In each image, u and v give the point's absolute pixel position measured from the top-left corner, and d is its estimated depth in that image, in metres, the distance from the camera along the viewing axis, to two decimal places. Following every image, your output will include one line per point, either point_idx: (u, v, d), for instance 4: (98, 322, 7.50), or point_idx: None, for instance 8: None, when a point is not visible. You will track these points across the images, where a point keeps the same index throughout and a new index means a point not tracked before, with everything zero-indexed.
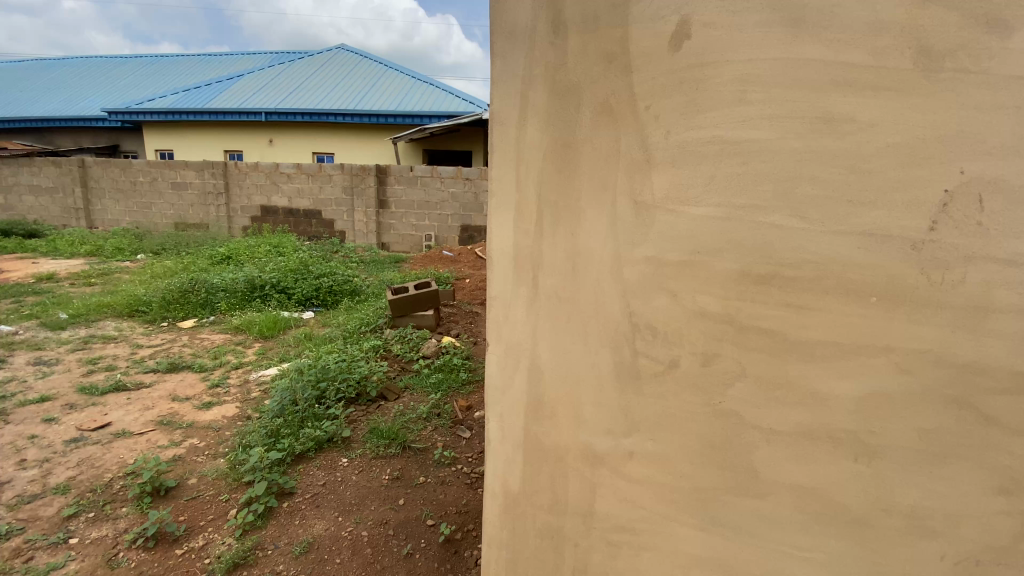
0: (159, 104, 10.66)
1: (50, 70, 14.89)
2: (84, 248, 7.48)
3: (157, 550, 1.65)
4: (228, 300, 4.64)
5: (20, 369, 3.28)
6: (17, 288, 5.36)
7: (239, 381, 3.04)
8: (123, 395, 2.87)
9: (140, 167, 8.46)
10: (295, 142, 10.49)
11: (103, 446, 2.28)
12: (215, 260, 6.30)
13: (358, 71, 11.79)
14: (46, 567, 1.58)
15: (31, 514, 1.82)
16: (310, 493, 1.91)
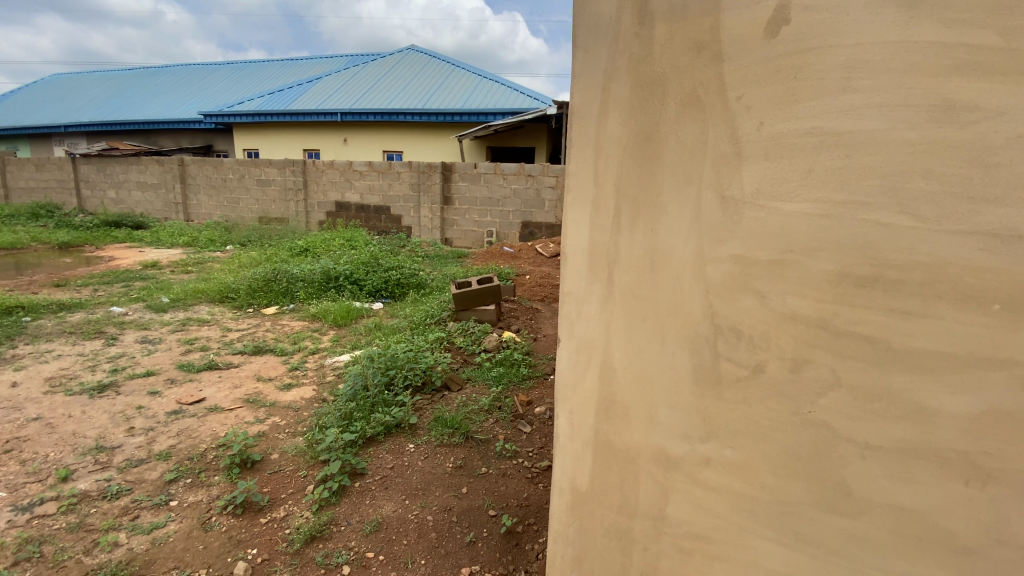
0: (249, 106, 11.52)
1: (157, 77, 16.49)
2: (182, 239, 8.25)
3: (244, 517, 1.78)
4: (306, 289, 4.96)
5: (130, 346, 3.68)
6: (127, 274, 6.00)
7: (316, 366, 3.24)
8: (216, 373, 3.14)
9: (231, 165, 9.19)
10: (367, 140, 10.98)
11: (198, 419, 2.51)
12: (294, 252, 6.75)
13: (427, 70, 12.15)
14: (150, 525, 1.73)
15: (138, 477, 2.02)
16: (379, 475, 2.00)
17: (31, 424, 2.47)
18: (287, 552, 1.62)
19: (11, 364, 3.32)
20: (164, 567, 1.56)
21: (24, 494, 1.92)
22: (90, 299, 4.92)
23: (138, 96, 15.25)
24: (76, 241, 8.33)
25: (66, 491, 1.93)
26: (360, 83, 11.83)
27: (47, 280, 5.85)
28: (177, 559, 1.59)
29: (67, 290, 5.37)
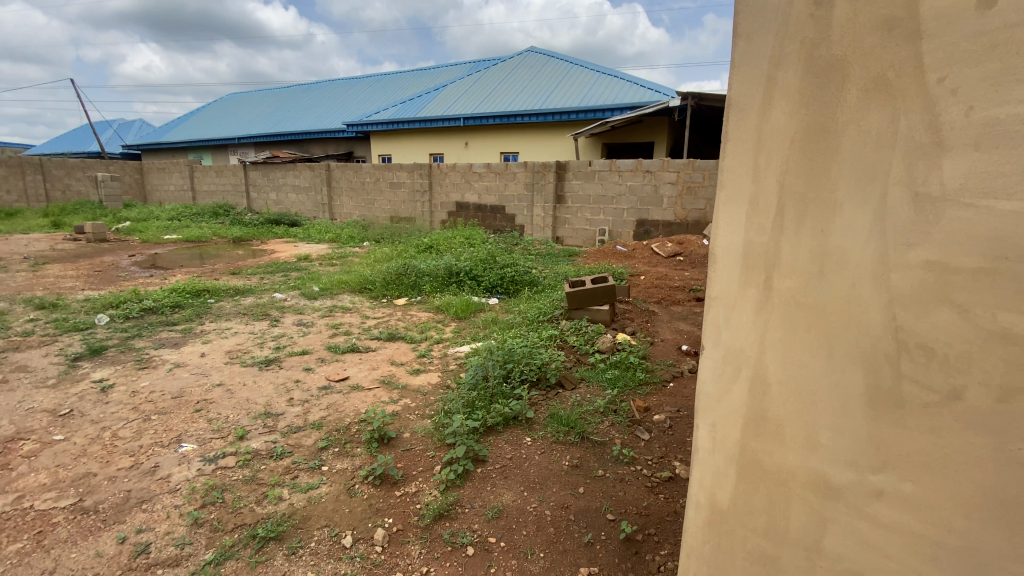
0: (384, 116, 12.64)
1: (311, 92, 18.76)
2: (327, 236, 9.33)
3: (382, 488, 1.96)
4: (431, 283, 5.32)
5: (289, 327, 4.26)
6: (286, 265, 6.95)
7: (440, 354, 3.47)
8: (356, 355, 3.51)
9: (368, 169, 10.16)
10: (486, 142, 11.45)
11: (343, 395, 2.83)
12: (420, 249, 7.27)
13: (547, 70, 12.28)
14: (308, 485, 1.98)
15: (297, 442, 2.32)
16: (499, 464, 2.08)
17: (216, 389, 2.97)
18: (418, 526, 1.76)
19: (203, 337, 4.02)
20: (318, 524, 1.77)
21: (212, 447, 2.30)
22: (257, 285, 5.79)
23: (296, 110, 17.50)
24: (246, 237, 9.83)
25: (242, 449, 2.27)
26: (482, 88, 12.34)
27: (225, 269, 6.98)
28: (328, 518, 1.79)
29: (240, 278, 6.36)
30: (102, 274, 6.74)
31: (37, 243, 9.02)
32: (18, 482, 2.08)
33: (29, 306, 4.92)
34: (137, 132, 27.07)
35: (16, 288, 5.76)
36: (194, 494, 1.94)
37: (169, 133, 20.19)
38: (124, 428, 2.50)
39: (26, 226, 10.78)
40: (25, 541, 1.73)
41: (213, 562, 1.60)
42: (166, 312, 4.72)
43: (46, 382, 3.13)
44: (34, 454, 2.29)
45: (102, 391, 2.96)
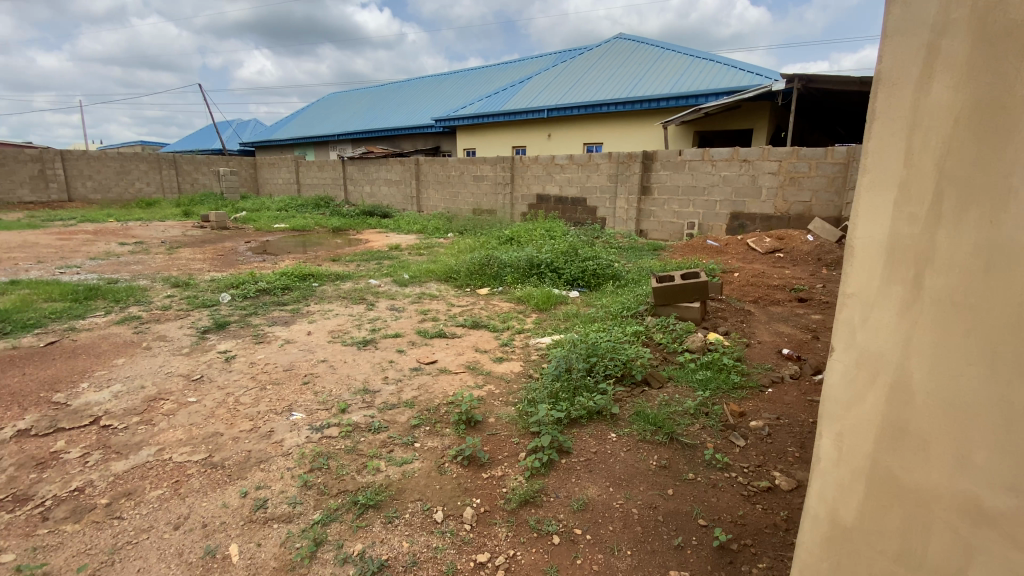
0: (471, 110, 12.95)
1: (405, 89, 19.65)
2: (415, 227, 9.78)
3: (470, 469, 2.03)
4: (513, 274, 5.38)
5: (382, 311, 4.53)
6: (377, 254, 7.37)
7: (522, 344, 3.51)
8: (443, 340, 3.65)
9: (454, 163, 10.47)
10: (571, 133, 11.33)
11: (432, 377, 2.96)
12: (502, 240, 7.38)
13: (637, 56, 11.85)
14: (401, 459, 2.10)
15: (391, 418, 2.47)
16: (584, 457, 2.07)
17: (320, 365, 3.23)
18: (505, 509, 1.79)
19: (308, 317, 4.40)
20: (411, 497, 1.87)
21: (318, 417, 2.51)
22: (354, 272, 6.21)
23: (391, 106, 18.43)
24: (344, 227, 10.57)
25: (344, 421, 2.45)
26: (569, 77, 12.20)
27: (324, 256, 7.57)
28: (421, 493, 1.89)
29: (339, 264, 6.86)
30: (223, 258, 7.59)
31: (172, 230, 10.34)
32: (161, 435, 2.40)
33: (167, 284, 5.66)
34: (254, 131, 29.95)
35: (155, 268, 6.64)
36: (303, 458, 2.13)
37: (280, 131, 22.14)
38: (244, 395, 2.81)
39: (165, 214, 12.39)
40: (166, 487, 2.00)
41: (320, 522, 1.74)
42: (276, 293, 5.21)
43: (182, 350, 3.58)
44: (173, 413, 2.63)
45: (226, 361, 3.34)
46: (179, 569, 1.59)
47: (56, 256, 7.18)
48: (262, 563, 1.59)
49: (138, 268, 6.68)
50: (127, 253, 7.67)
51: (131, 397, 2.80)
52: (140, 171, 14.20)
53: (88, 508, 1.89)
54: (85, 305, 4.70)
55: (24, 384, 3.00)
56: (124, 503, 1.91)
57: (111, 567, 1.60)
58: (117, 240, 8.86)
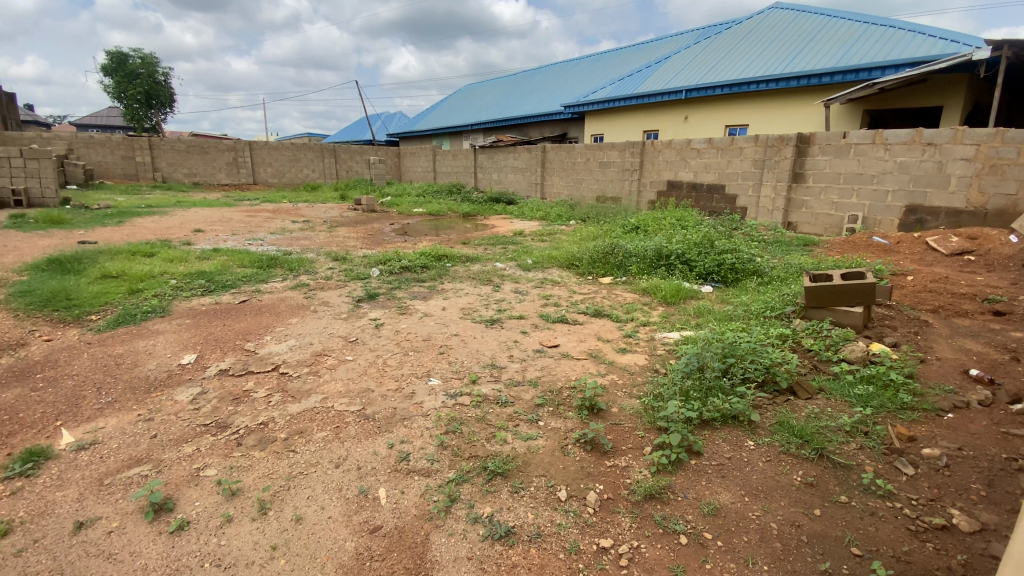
0: (603, 94, 12.68)
1: (537, 75, 19.84)
2: (539, 214, 9.94)
3: (593, 454, 2.03)
4: (639, 264, 5.21)
5: (507, 293, 4.70)
6: (503, 238, 7.65)
7: (647, 337, 3.40)
8: (565, 326, 3.68)
9: (580, 150, 10.40)
10: (711, 115, 10.52)
11: (555, 360, 3.01)
12: (628, 229, 7.18)
13: (795, 26, 10.57)
14: (526, 434, 2.18)
15: (516, 394, 2.56)
16: (717, 461, 1.96)
17: (453, 338, 3.47)
18: (629, 500, 1.77)
19: (440, 294, 4.73)
20: (536, 472, 1.93)
21: (452, 385, 2.71)
22: (482, 255, 6.52)
23: (523, 94, 18.78)
24: (473, 212, 11.12)
25: (474, 391, 2.61)
26: (713, 54, 11.29)
27: (455, 239, 8.06)
28: (545, 469, 1.95)
29: (468, 247, 7.25)
30: (370, 236, 8.48)
31: (331, 210, 11.80)
32: (325, 386, 2.79)
33: (326, 257, 6.50)
34: (399, 122, 32.70)
35: (317, 243, 7.66)
36: (439, 421, 2.32)
37: (422, 121, 23.83)
38: (390, 358, 3.13)
39: (325, 197, 14.17)
40: (328, 430, 2.32)
41: (455, 481, 1.89)
42: (415, 271, 5.68)
43: (340, 315, 4.10)
44: (333, 367, 3.04)
45: (374, 327, 3.75)
46: (338, 501, 1.84)
47: (245, 230, 8.64)
48: (404, 509, 1.77)
49: (304, 242, 7.74)
50: (296, 229, 8.95)
51: (302, 351, 3.29)
52: (307, 159, 16.38)
53: (271, 439, 2.27)
54: (266, 271, 5.59)
55: (224, 333, 3.68)
56: (297, 439, 2.26)
57: (287, 491, 1.91)
58: (289, 218, 10.37)
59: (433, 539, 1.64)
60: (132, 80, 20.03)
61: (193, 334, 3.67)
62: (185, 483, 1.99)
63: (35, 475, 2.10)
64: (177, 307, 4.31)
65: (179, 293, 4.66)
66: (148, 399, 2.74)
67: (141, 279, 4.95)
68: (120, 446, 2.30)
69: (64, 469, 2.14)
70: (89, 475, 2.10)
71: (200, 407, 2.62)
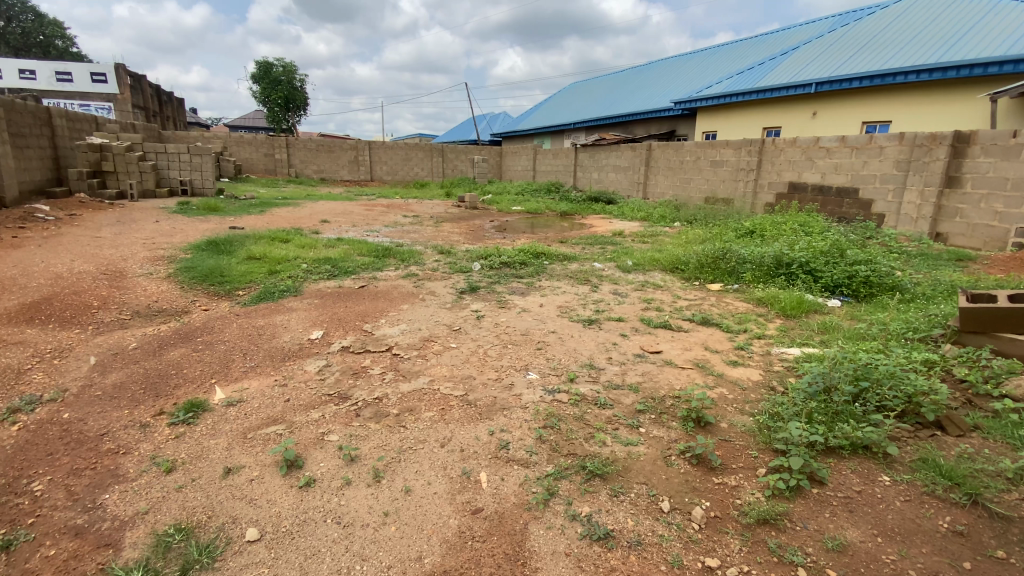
0: (718, 89, 11.93)
1: (646, 72, 19.16)
2: (641, 214, 9.64)
3: (699, 469, 1.93)
4: (754, 272, 4.84)
5: (607, 294, 4.61)
6: (603, 238, 7.52)
7: (761, 351, 3.15)
8: (669, 332, 3.53)
9: (690, 148, 9.91)
10: (844, 111, 9.45)
11: (658, 367, 2.90)
12: (741, 233, 6.70)
13: (959, 6, 9.11)
14: (627, 439, 2.13)
15: (617, 398, 2.51)
16: (844, 494, 1.76)
17: (551, 335, 3.47)
18: (739, 521, 1.66)
19: (540, 291, 4.77)
20: (637, 479, 1.88)
21: (550, 381, 2.72)
22: (581, 254, 6.47)
23: (630, 91, 18.25)
24: (572, 211, 11.07)
25: (573, 390, 2.59)
26: (850, 42, 10.11)
27: (554, 237, 8.09)
28: (646, 477, 1.89)
29: (568, 245, 7.23)
30: (472, 232, 8.78)
31: (437, 206, 12.42)
32: (432, 369, 2.95)
33: (433, 250, 6.85)
34: (504, 123, 33.43)
35: (425, 237, 8.11)
36: (538, 415, 2.34)
37: (526, 120, 24.14)
38: (490, 349, 3.23)
39: (433, 194, 14.94)
40: (434, 411, 2.45)
41: (553, 476, 1.90)
42: (514, 267, 5.78)
43: (445, 305, 4.30)
44: (439, 353, 3.20)
45: (476, 318, 3.88)
46: (443, 479, 1.94)
47: (363, 222, 9.40)
48: (505, 496, 1.82)
49: (414, 236, 8.24)
50: (406, 223, 9.54)
51: (412, 336, 3.51)
52: (419, 158, 17.43)
53: (384, 414, 2.45)
54: (381, 261, 6.03)
55: (345, 314, 4.04)
56: (407, 416, 2.42)
57: (397, 463, 2.06)
58: (401, 213, 11.10)
59: (532, 529, 1.66)
60: (275, 87, 22.69)
61: (320, 313, 4.07)
62: (312, 445, 2.22)
63: (194, 423, 2.47)
64: (306, 288, 4.81)
65: (308, 276, 5.20)
66: (282, 367, 3.10)
67: (278, 262, 5.60)
68: (260, 406, 2.62)
69: (216, 421, 2.50)
70: (235, 428, 2.42)
71: (325, 378, 2.90)
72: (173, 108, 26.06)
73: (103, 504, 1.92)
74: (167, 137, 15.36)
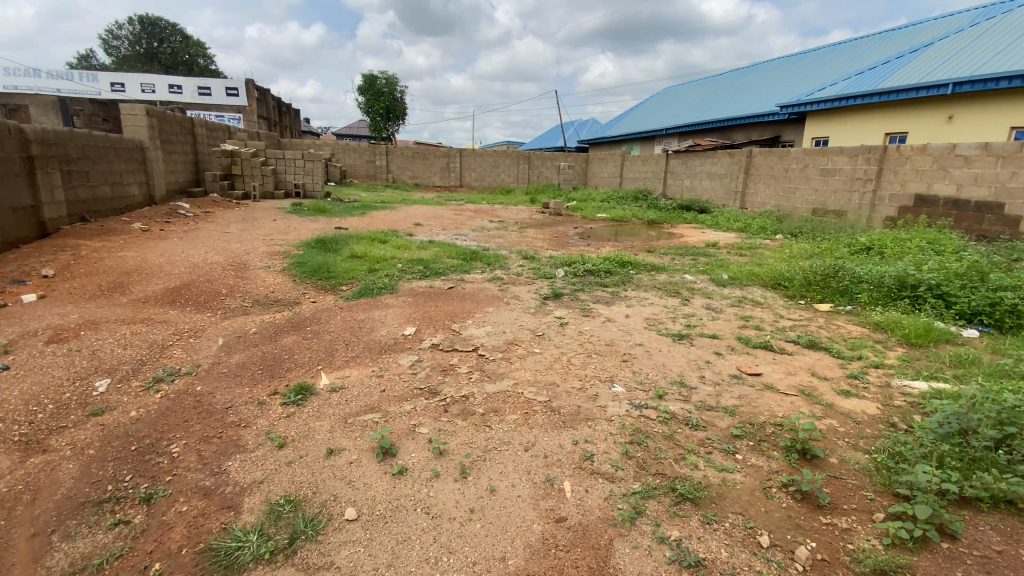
0: (830, 92, 10.95)
1: (747, 75, 18.07)
2: (737, 225, 9.10)
3: (804, 505, 1.78)
4: (870, 293, 4.38)
5: (700, 308, 4.40)
6: (695, 249, 7.18)
7: (879, 383, 2.83)
8: (769, 354, 3.29)
9: (796, 155, 9.18)
10: (986, 114, 8.28)
11: (757, 391, 2.71)
12: (854, 249, 6.09)
13: None
14: (721, 465, 2.01)
15: (711, 420, 2.38)
16: (982, 553, 1.53)
17: (638, 348, 3.38)
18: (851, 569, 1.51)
19: (627, 301, 4.66)
20: (732, 508, 1.77)
21: (637, 396, 2.65)
22: (671, 265, 6.23)
23: (728, 95, 17.32)
24: (660, 220, 10.72)
25: (661, 407, 2.50)
26: (998, 36, 8.83)
27: (640, 246, 7.88)
28: (742, 507, 1.78)
29: (656, 255, 7.01)
30: (557, 239, 8.80)
31: (522, 212, 12.61)
32: (517, 373, 2.99)
33: (518, 255, 6.96)
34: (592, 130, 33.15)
35: (510, 242, 8.26)
36: (624, 429, 2.29)
37: (615, 127, 23.75)
38: (575, 357, 3.21)
39: (518, 200, 15.19)
40: (519, 415, 2.48)
41: (640, 494, 1.85)
42: (599, 275, 5.71)
43: (530, 309, 4.35)
44: (524, 357, 3.24)
45: (560, 325, 3.88)
46: (527, 483, 1.97)
47: (453, 226, 9.78)
48: (589, 508, 1.80)
49: (500, 240, 8.43)
50: (493, 227, 9.79)
51: (497, 338, 3.59)
52: (506, 165, 17.84)
53: (470, 412, 2.53)
54: (469, 263, 6.24)
55: (436, 312, 4.23)
56: (492, 417, 2.47)
57: (483, 461, 2.11)
58: (487, 218, 11.41)
59: (617, 546, 1.63)
60: (378, 97, 24.39)
61: (413, 311, 4.29)
62: (405, 436, 2.35)
63: (303, 405, 2.72)
64: (401, 287, 5.10)
65: (403, 275, 5.51)
66: (378, 359, 3.31)
67: (377, 261, 5.99)
68: (359, 393, 2.82)
69: (320, 404, 2.72)
70: (338, 412, 2.62)
71: (417, 372, 3.06)
72: (290, 119, 28.95)
73: (225, 470, 2.17)
74: (286, 144, 17.06)
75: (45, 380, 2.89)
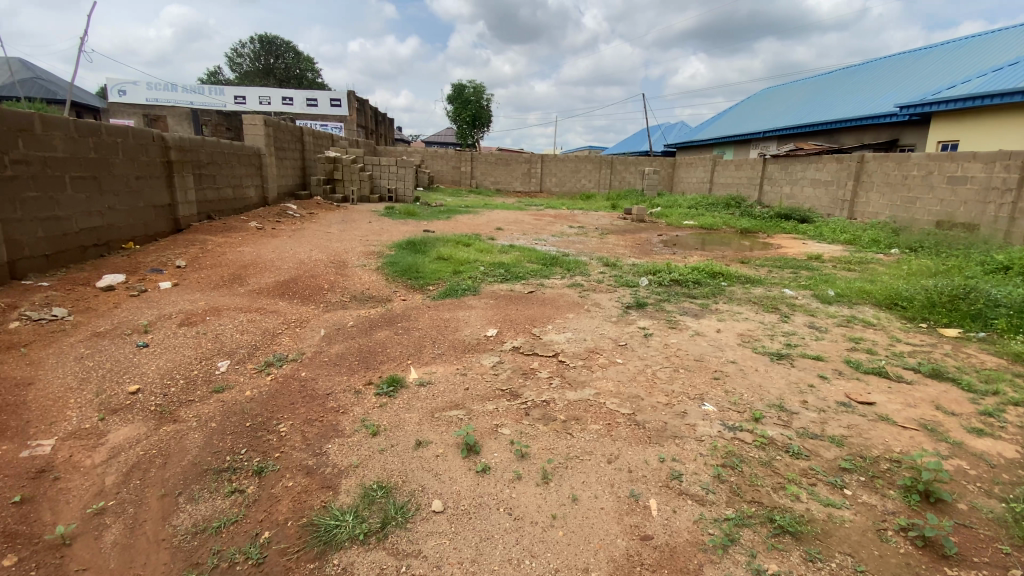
0: (961, 90, 9.71)
1: (859, 73, 16.50)
2: (844, 237, 8.31)
3: (926, 554, 1.60)
4: (1010, 320, 3.81)
5: (800, 326, 4.08)
6: (795, 262, 6.66)
7: (1021, 423, 2.45)
8: (883, 381, 2.97)
9: (918, 160, 8.21)
10: None
11: (869, 421, 2.45)
12: (989, 268, 5.34)
13: None
14: (827, 499, 1.85)
15: (815, 449, 2.19)
16: None
17: (730, 365, 3.20)
18: None
19: (716, 314, 4.43)
20: (840, 548, 1.63)
21: (730, 417, 2.51)
22: (767, 278, 5.82)
23: (835, 96, 15.93)
24: (754, 229, 10.07)
25: (758, 430, 2.35)
26: None
27: (731, 256, 7.44)
28: (851, 548, 1.63)
29: (749, 267, 6.58)
30: (639, 246, 8.57)
31: (603, 218, 12.41)
32: (599, 382, 2.95)
33: (599, 262, 6.87)
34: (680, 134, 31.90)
35: (590, 248, 8.17)
36: (715, 451, 2.18)
37: (705, 131, 22.71)
38: (660, 371, 3.11)
39: (599, 206, 14.99)
40: (602, 425, 2.45)
41: (733, 521, 1.76)
42: (686, 285, 5.47)
43: (612, 318, 4.27)
44: (606, 366, 3.19)
45: (644, 337, 3.77)
46: (611, 496, 1.94)
47: (533, 231, 9.88)
48: (677, 530, 1.74)
49: (581, 246, 8.36)
50: (573, 233, 9.75)
51: (578, 345, 3.57)
52: (587, 170, 17.70)
53: (552, 418, 2.54)
54: (549, 269, 6.25)
55: (518, 316, 4.29)
56: (574, 424, 2.47)
57: (566, 468, 2.12)
58: (568, 223, 11.38)
59: (707, 572, 1.56)
60: (466, 106, 25.27)
61: (495, 313, 4.39)
62: (488, 435, 2.41)
63: (394, 396, 2.88)
64: (483, 289, 5.23)
65: (485, 278, 5.65)
66: (463, 358, 3.42)
67: (461, 263, 6.20)
68: (444, 390, 2.94)
69: (410, 397, 2.87)
70: (425, 406, 2.75)
71: (498, 373, 3.13)
72: (384, 127, 30.79)
73: (326, 452, 2.36)
74: (381, 151, 18.19)
75: (178, 358, 3.31)
